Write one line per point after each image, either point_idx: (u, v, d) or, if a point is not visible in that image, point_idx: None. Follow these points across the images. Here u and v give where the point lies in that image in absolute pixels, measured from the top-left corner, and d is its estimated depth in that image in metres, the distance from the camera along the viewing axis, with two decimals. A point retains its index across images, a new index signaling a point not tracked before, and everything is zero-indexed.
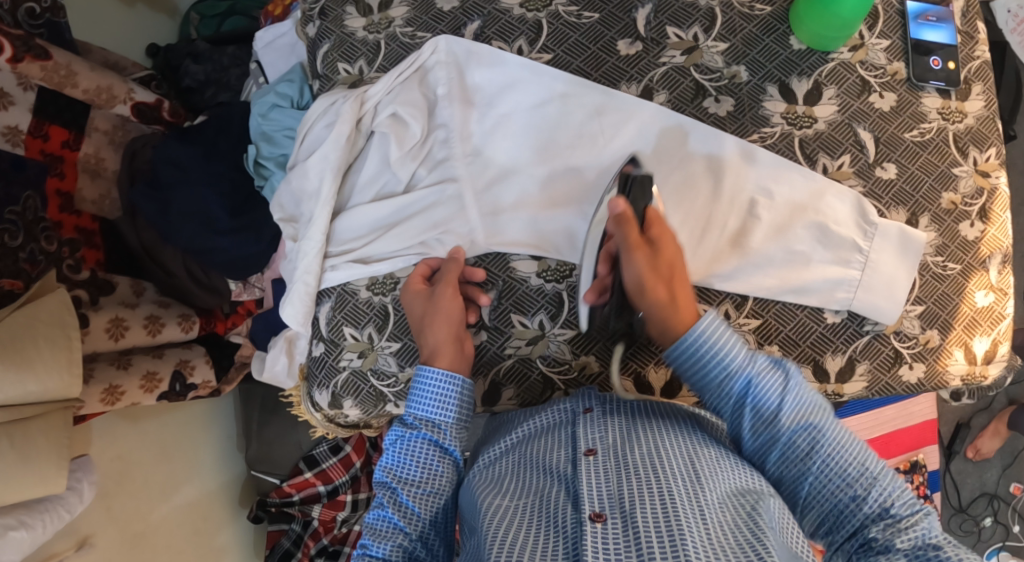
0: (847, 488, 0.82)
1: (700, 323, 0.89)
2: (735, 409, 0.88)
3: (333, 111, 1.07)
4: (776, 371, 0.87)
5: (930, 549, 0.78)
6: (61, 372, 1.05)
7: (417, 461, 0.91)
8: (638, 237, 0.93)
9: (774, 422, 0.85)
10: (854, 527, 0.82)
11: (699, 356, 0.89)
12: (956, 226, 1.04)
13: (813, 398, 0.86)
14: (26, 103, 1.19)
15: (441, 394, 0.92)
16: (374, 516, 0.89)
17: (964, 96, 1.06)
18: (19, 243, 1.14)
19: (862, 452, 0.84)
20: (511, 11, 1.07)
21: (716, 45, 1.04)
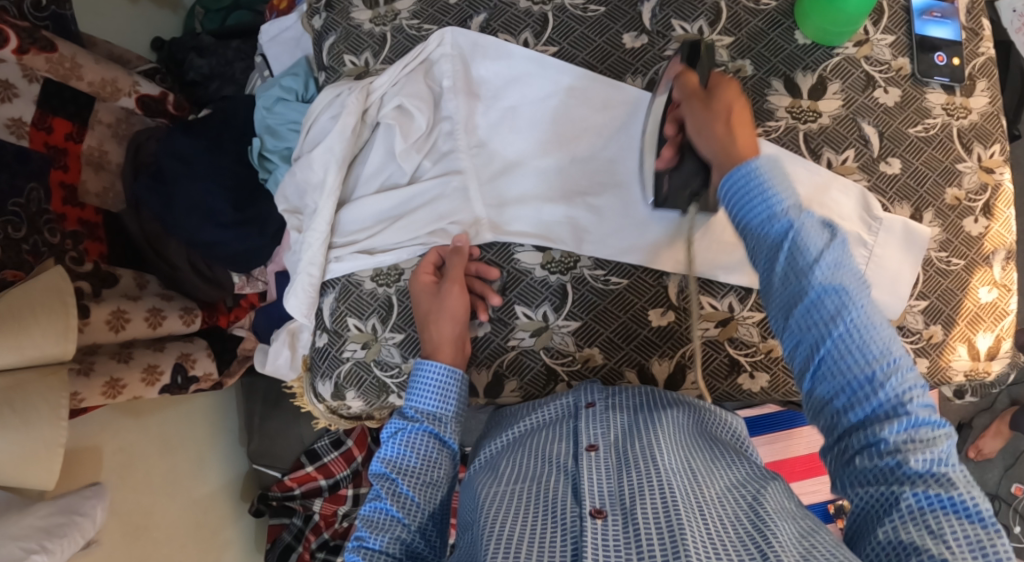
0: (868, 367, 0.72)
1: (757, 159, 0.81)
2: (771, 248, 0.77)
3: (338, 103, 1.07)
4: (824, 232, 0.76)
5: (940, 478, 0.69)
6: (53, 331, 1.03)
7: (415, 454, 0.90)
8: (698, 89, 0.93)
9: (807, 275, 0.75)
10: (865, 416, 0.72)
11: (745, 191, 0.80)
12: (959, 222, 1.04)
13: (854, 270, 0.76)
14: (30, 95, 1.20)
15: (442, 386, 0.93)
16: (370, 508, 0.87)
17: (969, 93, 1.06)
18: (21, 235, 1.15)
19: (891, 336, 0.73)
20: (517, 4, 1.07)
21: (722, 39, 1.04)
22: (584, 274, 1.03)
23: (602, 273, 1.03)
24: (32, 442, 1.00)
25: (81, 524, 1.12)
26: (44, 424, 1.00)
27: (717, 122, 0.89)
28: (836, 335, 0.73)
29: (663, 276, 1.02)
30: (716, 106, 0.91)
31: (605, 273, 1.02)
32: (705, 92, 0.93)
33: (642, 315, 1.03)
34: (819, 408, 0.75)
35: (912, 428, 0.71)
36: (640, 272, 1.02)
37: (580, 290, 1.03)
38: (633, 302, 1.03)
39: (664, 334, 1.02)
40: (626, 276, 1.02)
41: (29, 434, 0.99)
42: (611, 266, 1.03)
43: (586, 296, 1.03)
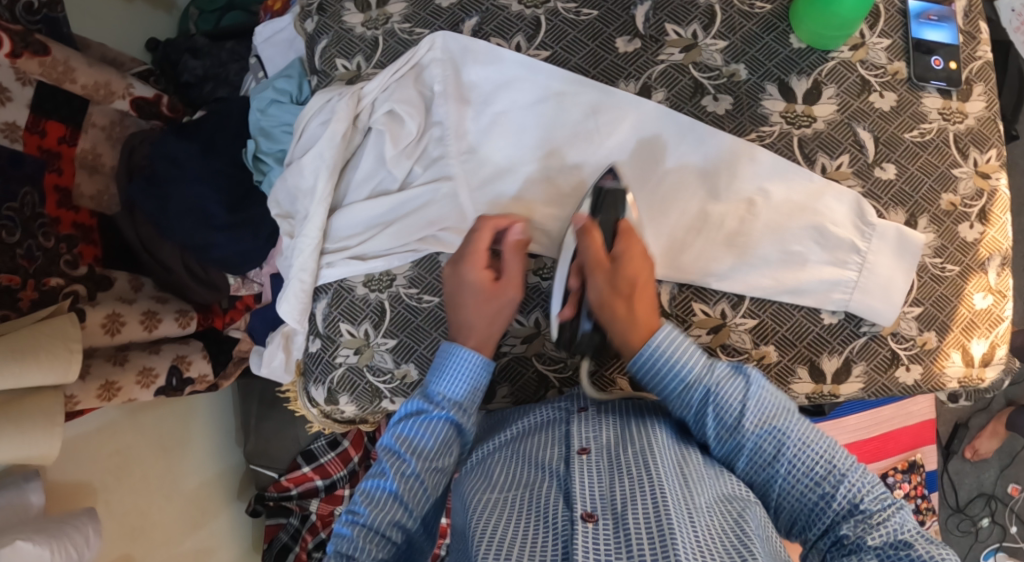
0: (817, 487, 0.82)
1: (655, 336, 0.91)
2: (699, 412, 0.88)
3: (330, 108, 1.06)
4: (736, 379, 0.88)
5: (899, 544, 0.77)
6: (57, 362, 1.06)
7: (433, 436, 0.90)
8: (604, 257, 0.96)
9: (737, 426, 0.86)
10: (827, 524, 0.81)
11: (658, 368, 0.90)
12: (955, 228, 1.04)
13: (773, 401, 0.87)
14: (23, 99, 1.19)
15: (468, 376, 0.93)
16: (373, 479, 0.88)
17: (965, 97, 1.06)
18: (15, 239, 1.15)
19: (830, 448, 0.84)
20: (509, 8, 1.06)
21: (716, 42, 1.04)
22: None
23: None
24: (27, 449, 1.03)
25: (73, 534, 1.12)
26: (39, 432, 1.03)
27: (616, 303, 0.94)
28: (778, 473, 0.84)
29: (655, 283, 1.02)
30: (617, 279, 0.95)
31: None
32: (612, 262, 0.96)
33: None
34: (790, 524, 0.85)
35: (865, 516, 0.80)
36: None
37: None
38: None
39: None
40: None
41: (24, 440, 1.02)
42: None
43: None
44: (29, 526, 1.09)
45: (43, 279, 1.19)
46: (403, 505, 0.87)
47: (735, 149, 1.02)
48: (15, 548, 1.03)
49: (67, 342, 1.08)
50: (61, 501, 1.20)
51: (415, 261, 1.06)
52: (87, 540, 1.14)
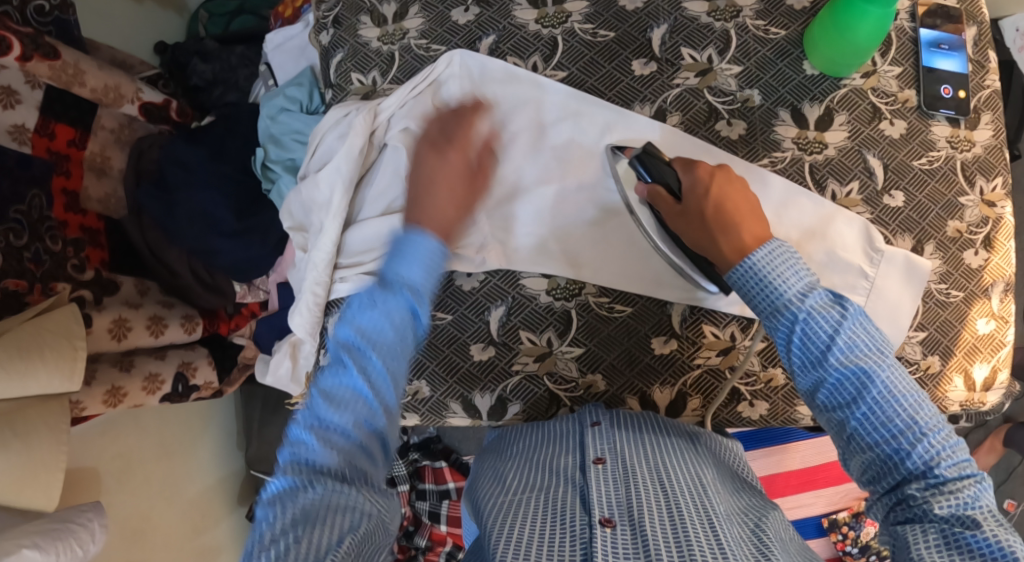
0: (895, 441, 0.78)
1: (755, 254, 0.84)
2: (787, 333, 0.82)
3: (346, 123, 1.07)
4: (836, 309, 0.81)
5: (967, 520, 0.75)
6: (60, 366, 1.05)
7: (380, 296, 0.77)
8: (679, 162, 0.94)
9: (823, 363, 0.80)
10: (897, 482, 0.79)
11: (756, 281, 0.84)
12: (960, 254, 1.06)
13: (869, 342, 0.80)
14: (32, 101, 1.18)
15: (428, 261, 0.79)
16: (293, 441, 0.73)
17: (973, 126, 1.07)
18: (22, 242, 1.14)
19: (917, 402, 0.78)
20: (526, 27, 1.07)
21: (730, 67, 1.05)
22: (588, 300, 1.04)
23: (606, 300, 1.04)
24: (30, 457, 1.01)
25: (78, 531, 1.10)
26: (43, 440, 1.03)
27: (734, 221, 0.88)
28: (859, 419, 0.79)
29: (667, 305, 1.03)
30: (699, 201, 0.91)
31: (608, 301, 1.04)
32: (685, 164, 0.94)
33: (645, 343, 1.04)
34: (858, 471, 0.82)
35: (941, 485, 0.76)
36: (644, 300, 1.04)
37: (584, 316, 1.04)
38: (637, 329, 1.04)
39: (666, 361, 1.03)
40: (630, 304, 1.04)
41: (26, 451, 1.00)
42: (616, 294, 1.04)
43: (590, 322, 1.04)
44: (30, 526, 1.05)
45: (51, 283, 1.18)
46: (363, 345, 0.76)
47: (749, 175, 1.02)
48: (20, 555, 0.99)
49: (70, 339, 1.07)
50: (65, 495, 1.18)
51: None
52: (91, 537, 1.12)
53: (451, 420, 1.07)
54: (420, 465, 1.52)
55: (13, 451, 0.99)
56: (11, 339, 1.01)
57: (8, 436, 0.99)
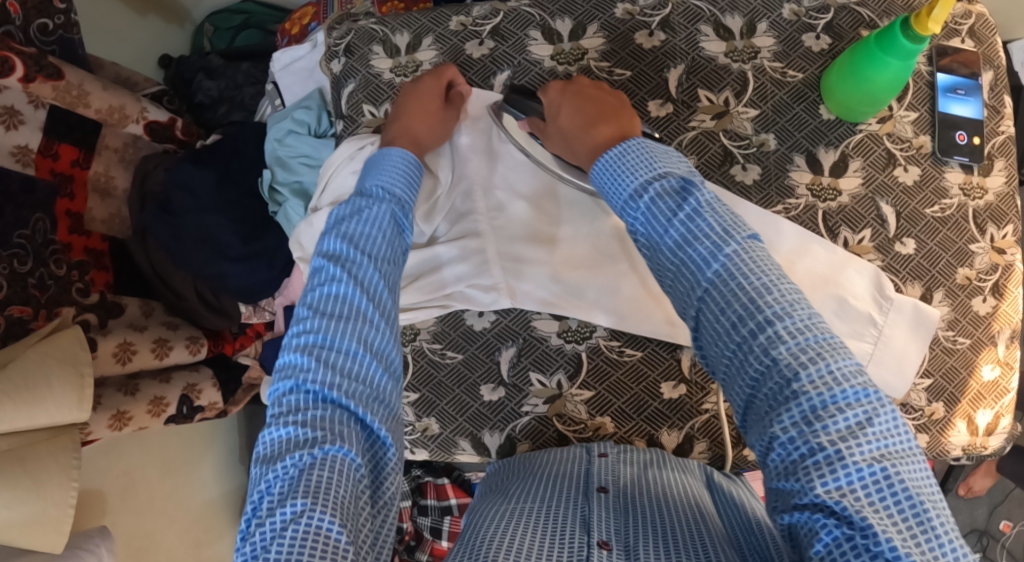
0: (740, 331, 0.74)
1: (607, 150, 0.86)
2: (634, 222, 0.83)
3: (361, 157, 1.06)
4: (677, 195, 0.81)
5: (855, 438, 0.68)
6: (70, 398, 1.05)
7: (369, 235, 0.85)
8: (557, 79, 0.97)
9: (668, 249, 0.80)
10: (757, 391, 0.74)
11: (610, 171, 0.85)
12: (968, 302, 1.06)
13: (712, 222, 0.79)
14: (35, 122, 1.15)
15: (373, 223, 0.86)
16: (287, 395, 0.77)
17: (986, 172, 1.07)
18: (27, 269, 1.13)
19: (763, 285, 0.75)
20: (542, 63, 1.07)
21: (747, 111, 1.04)
22: (599, 343, 1.04)
23: (617, 344, 1.04)
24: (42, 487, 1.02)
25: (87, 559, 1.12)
26: (52, 475, 1.03)
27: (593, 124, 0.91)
28: (700, 305, 0.78)
29: (677, 349, 1.04)
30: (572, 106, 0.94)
31: (619, 345, 1.04)
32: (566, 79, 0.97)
33: (654, 387, 1.04)
34: (720, 377, 0.77)
35: (810, 413, 0.70)
36: (654, 344, 1.04)
37: (595, 359, 1.04)
38: (646, 374, 1.04)
39: (675, 406, 1.03)
40: (641, 348, 1.04)
41: (37, 486, 1.01)
42: (626, 338, 1.04)
43: (600, 366, 1.04)
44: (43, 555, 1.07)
45: (55, 309, 1.17)
46: (360, 307, 0.81)
47: (761, 223, 1.02)
48: None
49: (77, 368, 1.07)
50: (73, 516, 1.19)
51: (439, 317, 1.06)
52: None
53: (460, 457, 1.08)
54: (423, 481, 1.52)
55: (20, 488, 1.00)
56: (15, 370, 1.00)
57: (17, 473, 1.00)
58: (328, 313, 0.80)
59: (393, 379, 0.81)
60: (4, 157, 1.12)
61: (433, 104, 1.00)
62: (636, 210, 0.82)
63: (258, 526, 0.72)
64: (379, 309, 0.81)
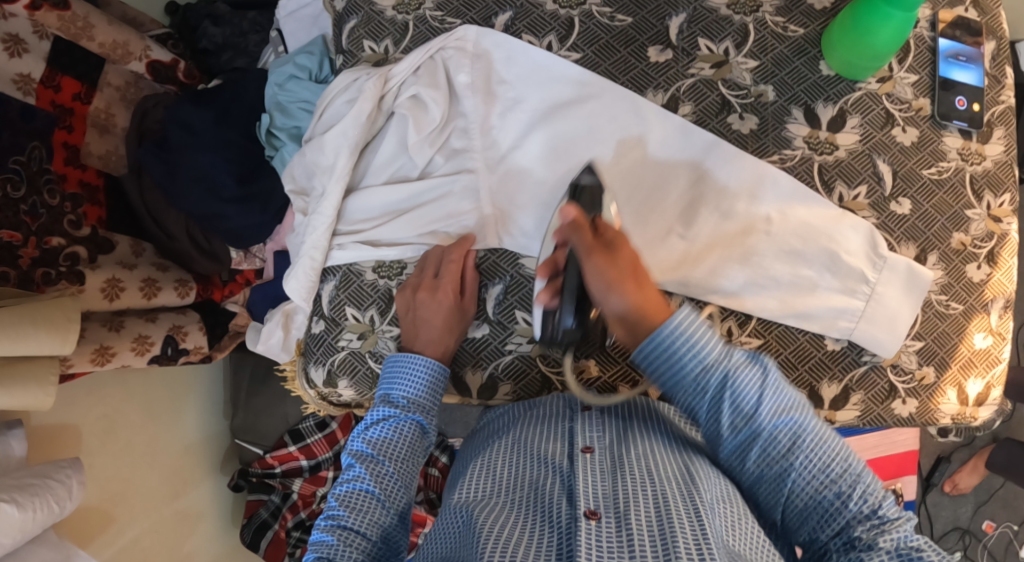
0: (833, 485, 0.82)
1: (671, 318, 0.86)
2: (713, 399, 0.86)
3: (355, 88, 1.06)
4: (752, 366, 0.86)
5: (909, 551, 0.78)
6: (53, 335, 1.02)
7: (400, 436, 0.93)
8: (592, 239, 0.90)
9: (750, 415, 0.84)
10: (839, 527, 0.82)
11: (669, 348, 0.86)
12: (962, 267, 1.05)
13: (792, 393, 0.85)
14: (39, 52, 1.16)
15: (413, 376, 0.96)
16: (351, 470, 0.91)
17: (986, 139, 1.07)
18: (20, 194, 1.10)
19: (844, 448, 0.83)
20: (544, 6, 1.06)
21: (747, 62, 1.04)
22: None
23: None
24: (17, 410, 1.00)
25: (56, 488, 1.08)
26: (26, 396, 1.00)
27: (626, 283, 0.88)
28: (790, 475, 0.83)
29: (665, 296, 1.04)
30: (621, 259, 0.90)
31: None
32: (603, 243, 0.90)
33: None
34: (794, 521, 0.85)
35: (882, 523, 0.80)
36: None
37: None
38: None
39: None
40: None
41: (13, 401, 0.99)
42: None
43: None
44: (9, 481, 1.05)
45: (45, 238, 1.14)
46: (390, 459, 0.91)
47: (754, 174, 1.02)
48: None
49: (65, 308, 1.04)
50: (43, 447, 1.15)
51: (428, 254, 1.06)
52: (69, 494, 1.10)
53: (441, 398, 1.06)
54: None
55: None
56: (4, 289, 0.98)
57: None
58: (370, 458, 0.91)
59: (404, 523, 0.91)
60: (5, 84, 1.11)
61: (440, 81, 1.05)
62: (714, 388, 0.85)
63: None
64: (408, 466, 0.92)
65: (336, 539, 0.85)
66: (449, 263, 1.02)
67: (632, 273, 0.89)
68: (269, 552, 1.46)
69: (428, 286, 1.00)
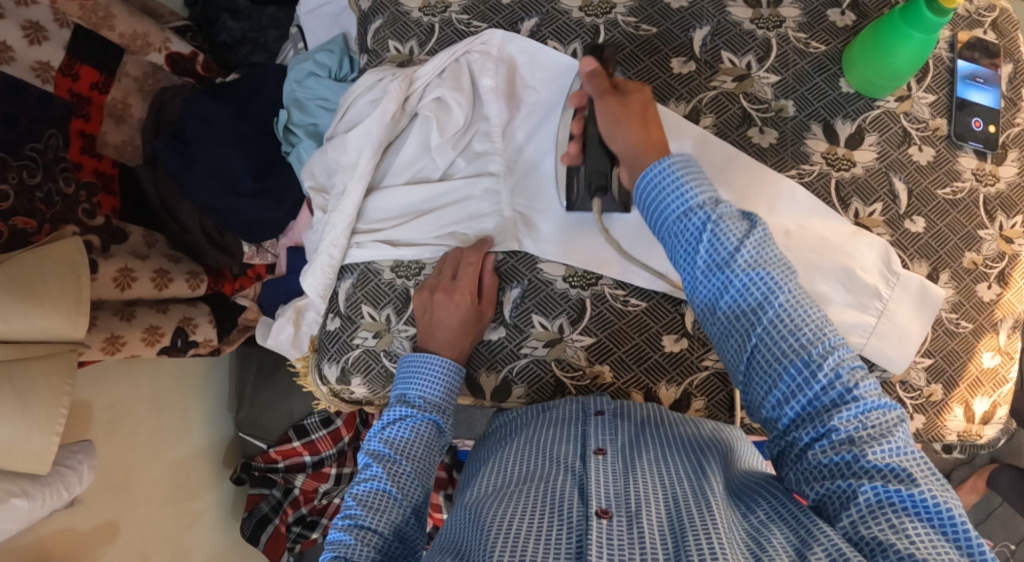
0: (804, 352, 0.78)
1: (665, 159, 0.84)
2: (694, 239, 0.82)
3: (380, 87, 1.07)
4: (742, 222, 0.81)
5: (901, 476, 0.75)
6: (64, 310, 1.02)
7: (417, 436, 0.93)
8: (608, 86, 0.93)
9: (732, 264, 0.80)
10: (814, 413, 0.78)
11: (660, 184, 0.83)
12: (973, 286, 1.06)
13: (774, 251, 0.81)
14: (60, 40, 1.16)
15: (431, 376, 0.97)
16: (367, 471, 0.91)
17: (999, 161, 1.08)
18: (36, 181, 1.10)
19: (822, 317, 0.79)
20: (570, 14, 1.07)
21: (768, 76, 1.05)
22: (604, 291, 1.04)
23: (622, 293, 1.04)
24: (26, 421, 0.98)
25: (66, 476, 1.08)
26: (40, 403, 0.99)
27: (631, 121, 0.89)
28: (758, 343, 0.80)
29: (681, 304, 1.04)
30: (632, 102, 0.91)
31: (624, 294, 1.04)
32: (616, 89, 0.93)
33: (656, 339, 1.04)
34: (758, 386, 0.81)
35: (861, 414, 0.77)
36: (659, 296, 1.04)
37: (599, 307, 1.04)
38: (649, 325, 1.04)
39: (675, 360, 1.04)
40: (645, 299, 1.04)
41: (25, 413, 0.98)
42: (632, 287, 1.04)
43: (604, 314, 1.04)
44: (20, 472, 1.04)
45: (59, 226, 1.14)
46: (408, 457, 0.92)
47: (773, 187, 1.03)
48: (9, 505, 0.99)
49: (74, 268, 1.03)
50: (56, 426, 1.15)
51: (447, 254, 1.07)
52: (79, 479, 1.10)
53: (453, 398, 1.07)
54: None
55: (11, 415, 0.97)
56: (11, 275, 0.97)
57: (6, 392, 0.96)
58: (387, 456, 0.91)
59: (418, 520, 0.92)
60: (24, 72, 1.11)
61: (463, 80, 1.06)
62: (700, 226, 0.81)
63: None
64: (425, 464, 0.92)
65: (357, 538, 0.85)
66: (466, 264, 1.03)
67: (640, 115, 0.90)
68: (268, 547, 1.47)
69: (445, 287, 1.01)
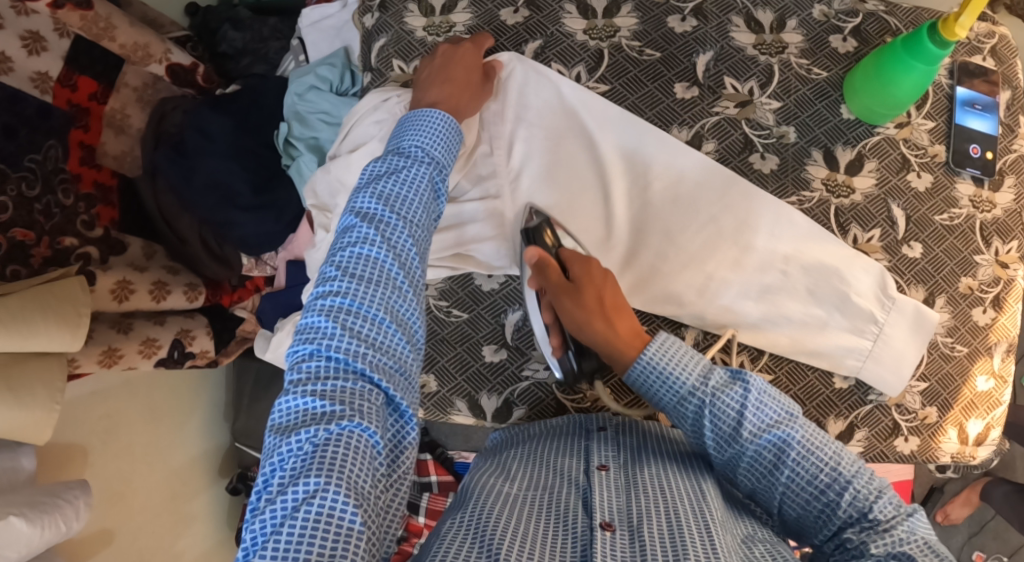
0: (820, 489, 0.80)
1: (647, 349, 0.90)
2: (694, 417, 0.86)
3: (385, 108, 1.07)
4: (733, 384, 0.85)
5: (902, 558, 0.75)
6: (63, 330, 1.00)
7: (410, 188, 0.86)
8: (563, 281, 0.96)
9: (736, 436, 0.83)
10: (833, 528, 0.80)
11: (649, 379, 0.89)
12: (968, 311, 1.08)
13: (775, 408, 0.84)
14: (59, 50, 1.14)
15: (403, 181, 0.86)
16: (325, 297, 0.80)
17: (996, 187, 1.09)
18: (34, 194, 1.09)
19: (835, 454, 0.81)
20: (574, 36, 1.07)
21: (770, 102, 1.06)
22: None
23: None
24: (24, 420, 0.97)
25: (64, 508, 1.07)
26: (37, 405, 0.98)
27: (593, 321, 0.93)
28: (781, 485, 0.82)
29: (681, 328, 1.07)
30: (589, 298, 0.94)
31: None
32: (570, 284, 0.95)
33: None
34: (797, 527, 0.84)
35: (870, 518, 0.78)
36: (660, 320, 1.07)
37: None
38: None
39: None
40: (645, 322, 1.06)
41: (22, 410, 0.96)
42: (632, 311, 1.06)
43: None
44: (20, 498, 1.04)
45: (58, 238, 1.13)
46: (389, 273, 0.82)
47: (774, 213, 1.04)
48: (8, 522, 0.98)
49: (76, 304, 1.02)
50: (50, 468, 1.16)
51: (449, 276, 1.08)
52: (76, 513, 1.09)
53: (455, 419, 1.09)
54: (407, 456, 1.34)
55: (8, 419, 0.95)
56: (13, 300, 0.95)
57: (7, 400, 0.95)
58: (360, 263, 0.81)
59: (414, 352, 0.84)
60: (23, 82, 1.10)
61: (466, 70, 1.00)
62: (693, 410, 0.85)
63: (270, 503, 0.72)
64: (407, 276, 0.83)
65: (327, 385, 0.77)
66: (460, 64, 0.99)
67: (598, 310, 0.93)
68: None
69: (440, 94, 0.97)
